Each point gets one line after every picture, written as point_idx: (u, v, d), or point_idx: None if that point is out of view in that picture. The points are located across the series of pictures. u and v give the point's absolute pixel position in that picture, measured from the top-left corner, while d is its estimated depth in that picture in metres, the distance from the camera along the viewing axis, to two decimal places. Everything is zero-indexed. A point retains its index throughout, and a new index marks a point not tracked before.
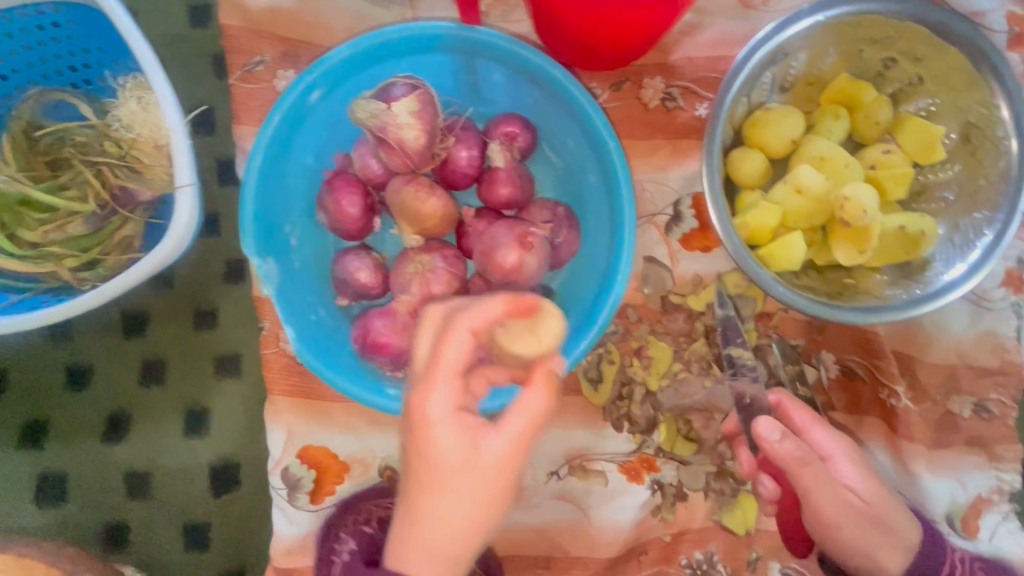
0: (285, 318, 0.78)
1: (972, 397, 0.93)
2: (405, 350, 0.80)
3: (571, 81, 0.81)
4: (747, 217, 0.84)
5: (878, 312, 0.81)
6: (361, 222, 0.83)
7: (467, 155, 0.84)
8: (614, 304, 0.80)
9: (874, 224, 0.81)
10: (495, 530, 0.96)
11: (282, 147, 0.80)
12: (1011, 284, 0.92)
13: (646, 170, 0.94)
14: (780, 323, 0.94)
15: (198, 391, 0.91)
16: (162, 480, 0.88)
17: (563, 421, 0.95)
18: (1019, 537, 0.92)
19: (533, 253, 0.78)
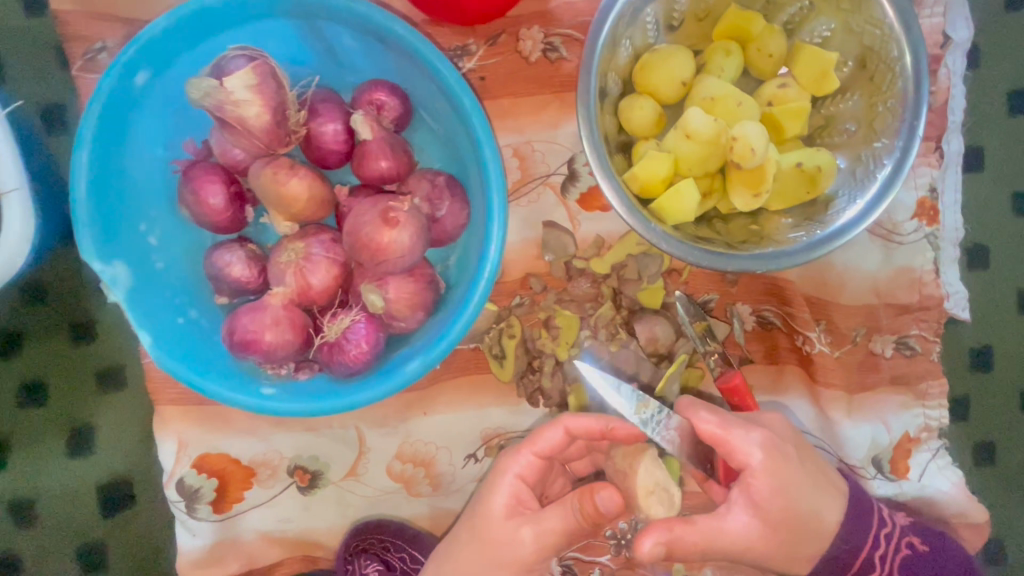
0: (140, 323, 0.74)
1: (892, 336, 0.90)
2: (279, 346, 0.75)
3: (417, 37, 0.74)
4: (634, 170, 0.78)
5: (774, 259, 0.76)
6: (228, 212, 0.77)
7: (332, 129, 0.77)
8: (491, 276, 0.75)
9: (767, 163, 0.76)
10: (415, 521, 0.91)
11: (116, 140, 0.75)
12: (923, 215, 0.89)
13: (535, 129, 0.89)
14: (690, 279, 0.90)
15: (78, 410, 0.89)
16: (48, 505, 0.89)
17: (475, 401, 0.89)
18: (948, 473, 0.90)
19: (403, 229, 0.73)
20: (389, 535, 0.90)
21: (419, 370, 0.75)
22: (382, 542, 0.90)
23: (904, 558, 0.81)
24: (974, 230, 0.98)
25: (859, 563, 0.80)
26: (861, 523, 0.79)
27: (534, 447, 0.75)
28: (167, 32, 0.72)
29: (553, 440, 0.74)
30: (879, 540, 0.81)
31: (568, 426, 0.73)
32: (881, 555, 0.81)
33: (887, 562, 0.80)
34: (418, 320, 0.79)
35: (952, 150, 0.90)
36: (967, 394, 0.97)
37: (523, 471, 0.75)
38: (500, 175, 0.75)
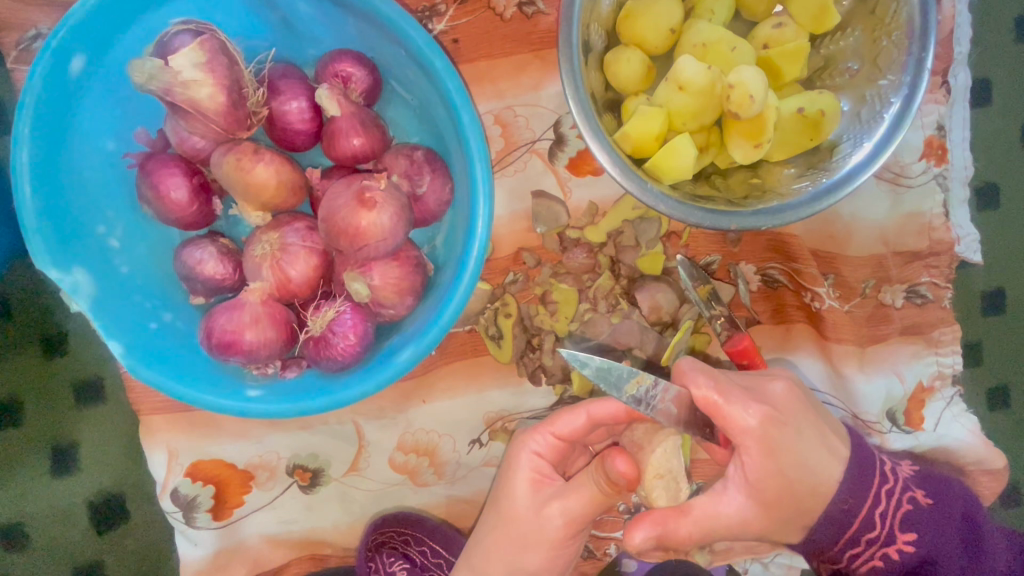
0: (107, 332, 0.69)
1: (903, 285, 0.86)
2: (262, 344, 0.70)
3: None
4: (626, 129, 0.72)
5: (780, 213, 0.72)
6: (194, 206, 0.71)
7: (296, 107, 0.70)
8: (480, 253, 0.70)
9: (767, 111, 0.70)
10: (423, 510, 0.89)
11: (59, 135, 0.69)
12: (931, 155, 0.85)
13: (516, 93, 0.83)
14: (690, 241, 0.85)
15: (57, 428, 0.88)
16: (38, 526, 0.89)
17: (475, 384, 0.86)
18: (964, 421, 0.88)
19: (382, 210, 0.67)
20: (410, 530, 0.90)
21: (412, 359, 0.71)
22: (403, 536, 0.90)
23: (906, 515, 0.75)
24: (983, 168, 0.93)
25: (858, 523, 0.73)
26: (860, 481, 0.73)
27: (553, 428, 0.73)
28: (99, 9, 0.66)
29: (576, 423, 0.72)
30: (878, 497, 0.74)
31: (591, 411, 0.71)
32: (881, 514, 0.74)
33: (889, 521, 0.74)
34: (407, 307, 0.74)
35: (960, 84, 0.85)
36: (980, 339, 0.95)
37: (540, 450, 0.74)
38: (481, 142, 0.69)
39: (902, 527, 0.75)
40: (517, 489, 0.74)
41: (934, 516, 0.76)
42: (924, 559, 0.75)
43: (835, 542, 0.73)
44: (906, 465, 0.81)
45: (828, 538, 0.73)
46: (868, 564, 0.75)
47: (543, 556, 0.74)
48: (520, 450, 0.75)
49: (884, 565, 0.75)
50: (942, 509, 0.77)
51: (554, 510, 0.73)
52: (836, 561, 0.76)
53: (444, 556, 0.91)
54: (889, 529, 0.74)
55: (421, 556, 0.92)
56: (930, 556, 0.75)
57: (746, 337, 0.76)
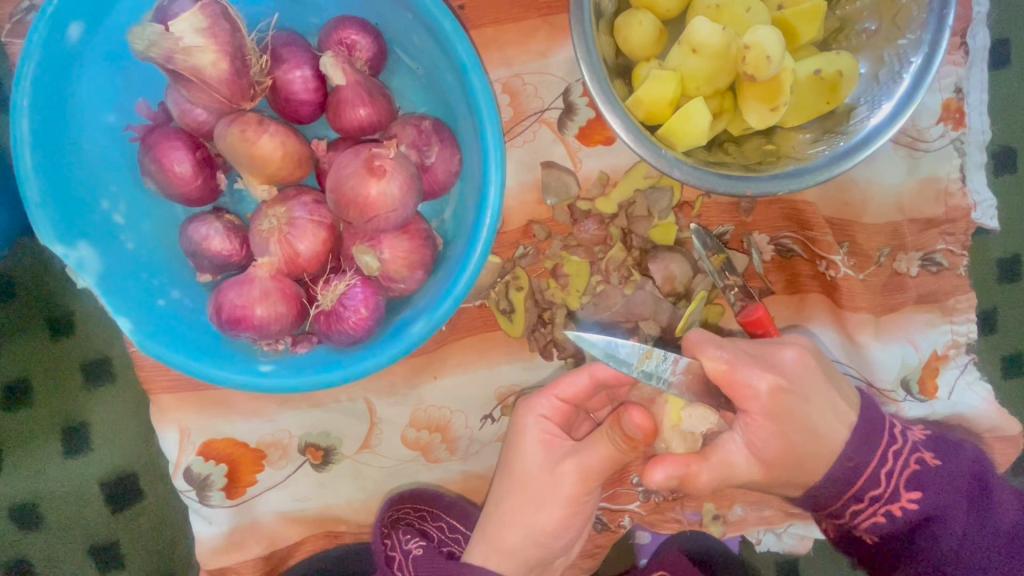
0: (115, 308, 0.68)
1: (918, 253, 0.85)
2: (272, 320, 0.69)
3: None
4: (638, 94, 0.71)
5: (797, 177, 0.70)
6: (199, 181, 0.69)
7: (301, 76, 0.69)
8: (492, 223, 0.68)
9: (783, 72, 0.68)
10: (436, 486, 0.88)
11: (58, 107, 0.67)
12: (949, 119, 0.84)
13: (524, 60, 0.81)
14: (703, 210, 0.84)
15: (67, 409, 0.88)
16: (51, 508, 0.89)
17: (486, 359, 0.85)
18: (978, 389, 0.87)
19: (391, 178, 0.66)
20: (426, 505, 0.89)
21: (424, 332, 0.70)
22: (419, 512, 0.89)
23: (912, 474, 0.76)
24: (1001, 131, 0.92)
25: (863, 479, 0.74)
26: (868, 441, 0.73)
27: (555, 392, 0.73)
28: None
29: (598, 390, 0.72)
30: (886, 455, 0.74)
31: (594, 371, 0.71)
32: (887, 471, 0.74)
33: (894, 479, 0.75)
34: (418, 280, 0.73)
35: (977, 45, 0.84)
36: (995, 306, 0.94)
37: (545, 414, 0.74)
38: (492, 107, 0.67)
39: (908, 485, 0.75)
40: (525, 453, 0.75)
41: (937, 474, 0.77)
42: (927, 513, 0.76)
43: (839, 498, 0.74)
44: (919, 428, 0.81)
45: (832, 494, 0.74)
46: (871, 519, 0.76)
47: (557, 520, 0.75)
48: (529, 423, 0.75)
49: (887, 520, 0.76)
50: (946, 467, 0.77)
51: (570, 476, 0.74)
52: (839, 516, 0.77)
53: (461, 530, 0.90)
54: (895, 487, 0.75)
55: (438, 535, 0.90)
56: (933, 511, 0.76)
57: (762, 308, 0.74)
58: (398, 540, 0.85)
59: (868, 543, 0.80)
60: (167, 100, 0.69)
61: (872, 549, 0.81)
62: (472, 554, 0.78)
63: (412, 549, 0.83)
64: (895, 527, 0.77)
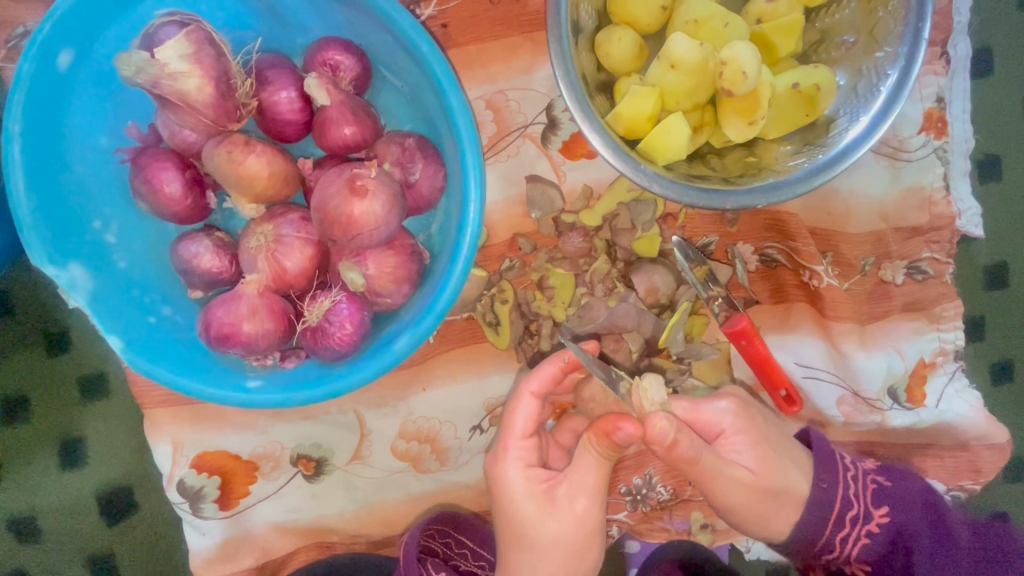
0: (106, 326, 0.70)
1: (903, 261, 0.85)
2: (260, 336, 0.70)
3: None
4: (618, 110, 0.72)
5: (775, 190, 0.71)
6: (189, 200, 0.71)
7: (286, 97, 0.70)
8: (474, 239, 0.70)
9: (760, 86, 0.69)
10: (426, 497, 0.89)
11: (51, 131, 0.69)
12: (931, 128, 0.84)
13: (508, 76, 0.82)
14: (687, 222, 0.85)
15: (64, 423, 0.90)
16: (49, 520, 0.91)
17: (474, 371, 0.86)
18: (966, 397, 0.87)
19: (374, 197, 0.67)
20: (439, 525, 0.88)
21: (408, 347, 0.71)
22: (432, 533, 0.87)
23: (875, 492, 0.78)
24: (985, 140, 0.92)
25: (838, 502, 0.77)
26: (828, 461, 0.78)
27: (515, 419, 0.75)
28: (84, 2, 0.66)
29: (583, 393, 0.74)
30: (847, 478, 0.78)
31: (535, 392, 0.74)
32: (854, 493, 0.78)
33: (863, 498, 0.77)
34: (404, 295, 0.74)
35: (958, 55, 0.84)
36: (983, 313, 0.94)
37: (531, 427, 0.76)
38: (471, 126, 0.69)
39: (876, 502, 0.77)
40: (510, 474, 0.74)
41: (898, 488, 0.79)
42: (901, 534, 0.77)
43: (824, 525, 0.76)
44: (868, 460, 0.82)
45: (817, 525, 0.77)
46: (859, 545, 0.77)
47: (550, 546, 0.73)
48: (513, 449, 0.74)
49: (872, 545, 0.77)
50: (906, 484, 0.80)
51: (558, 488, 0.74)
52: (831, 549, 0.78)
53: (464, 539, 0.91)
54: (866, 505, 0.77)
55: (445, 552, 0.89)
56: (904, 532, 0.77)
57: (745, 319, 0.75)
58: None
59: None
60: (156, 123, 0.71)
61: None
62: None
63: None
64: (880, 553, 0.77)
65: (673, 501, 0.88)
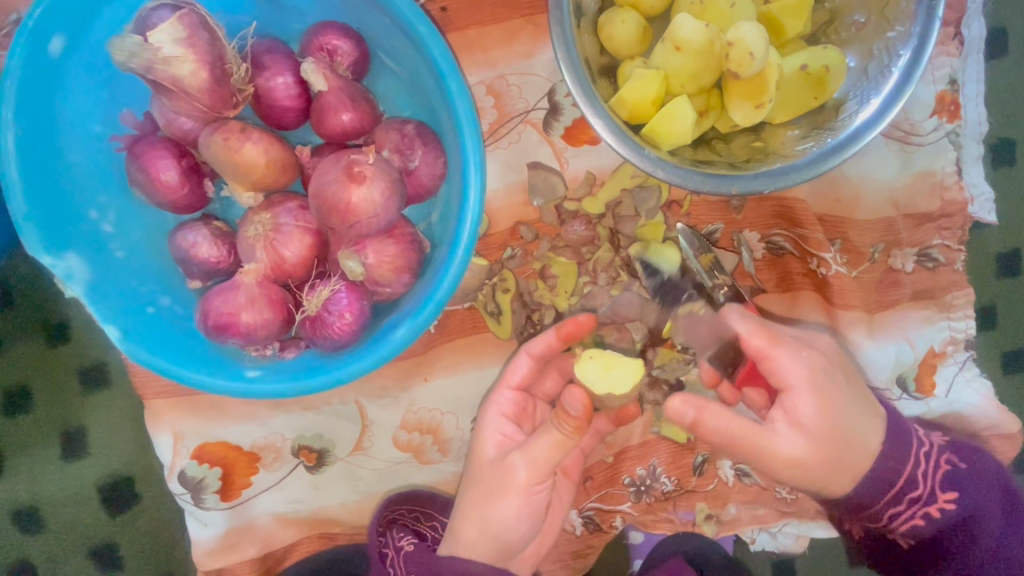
0: (103, 316, 0.69)
1: (913, 249, 0.84)
2: (258, 325, 0.69)
3: None
4: (621, 93, 0.70)
5: (783, 175, 0.69)
6: (186, 189, 0.70)
7: (283, 83, 0.69)
8: (474, 226, 0.68)
9: (768, 68, 0.67)
10: (428, 487, 0.88)
11: (44, 120, 0.69)
12: (943, 111, 0.82)
13: (508, 61, 0.81)
14: (691, 209, 0.83)
15: (65, 414, 0.90)
16: (51, 511, 0.91)
17: (476, 361, 0.85)
18: (977, 386, 0.85)
19: (373, 184, 0.66)
20: (419, 505, 0.88)
21: (408, 336, 0.71)
22: (412, 512, 0.87)
23: (946, 472, 0.78)
24: (999, 123, 0.90)
25: (903, 482, 0.76)
26: (904, 439, 0.76)
27: (510, 383, 0.79)
28: None
29: (547, 342, 0.77)
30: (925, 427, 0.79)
31: (529, 351, 0.78)
32: (923, 472, 0.77)
33: (931, 479, 0.77)
34: (404, 285, 0.73)
35: (972, 35, 0.82)
36: (994, 302, 0.92)
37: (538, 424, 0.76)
38: (471, 111, 0.67)
39: (945, 485, 0.77)
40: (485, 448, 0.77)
41: (969, 467, 0.79)
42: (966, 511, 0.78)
43: (879, 500, 0.76)
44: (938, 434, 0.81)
45: (874, 498, 0.76)
46: (909, 523, 0.78)
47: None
48: (500, 402, 0.79)
49: (925, 523, 0.78)
50: (976, 465, 0.80)
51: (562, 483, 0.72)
52: (876, 520, 0.78)
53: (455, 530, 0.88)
54: (932, 486, 0.77)
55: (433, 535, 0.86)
56: (971, 512, 0.78)
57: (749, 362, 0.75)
58: (392, 538, 0.82)
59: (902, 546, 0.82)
60: (152, 110, 0.70)
61: (908, 554, 0.82)
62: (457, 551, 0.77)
63: (403, 547, 0.81)
64: (932, 530, 0.78)
65: (678, 491, 0.87)
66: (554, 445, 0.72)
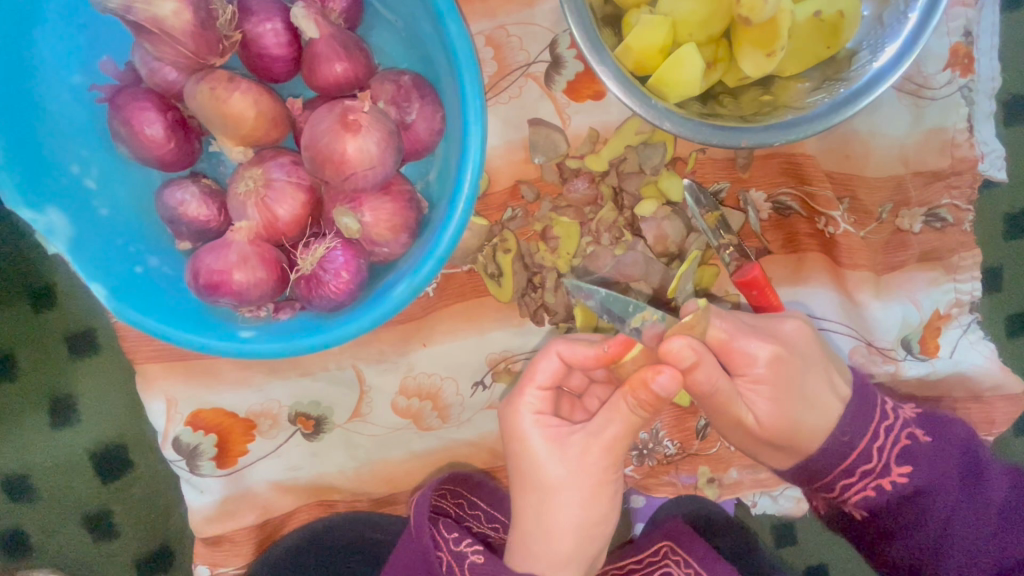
0: (88, 275, 0.66)
1: (922, 209, 0.82)
2: (251, 285, 0.67)
3: None
4: (627, 41, 0.67)
5: (794, 127, 0.67)
6: (172, 144, 0.67)
7: (271, 29, 0.65)
8: (474, 180, 0.66)
9: (782, 13, 0.64)
10: (429, 455, 0.87)
11: (18, 67, 0.65)
12: (957, 64, 0.80)
13: (508, 11, 0.78)
14: (697, 167, 0.81)
15: (54, 381, 0.88)
16: (43, 479, 0.90)
17: (476, 326, 0.83)
18: (981, 347, 0.85)
19: (368, 134, 0.63)
20: (451, 485, 0.84)
21: (407, 295, 0.69)
22: (444, 492, 0.83)
23: (903, 448, 0.74)
24: (1011, 80, 0.89)
25: (855, 455, 0.73)
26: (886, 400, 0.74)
27: (535, 380, 0.70)
28: None
29: (587, 352, 0.68)
30: (889, 412, 0.76)
31: (561, 351, 0.69)
32: (878, 446, 0.74)
33: (885, 453, 0.74)
34: (402, 245, 0.71)
35: None
36: (1001, 263, 0.92)
37: (539, 407, 0.70)
38: (471, 58, 0.64)
39: (899, 460, 0.74)
40: (540, 454, 0.68)
41: (930, 446, 0.76)
42: (918, 487, 0.74)
43: (832, 470, 0.73)
44: (908, 407, 0.79)
45: (824, 467, 0.74)
46: (861, 494, 0.75)
47: None
48: (528, 403, 0.70)
49: (877, 495, 0.75)
50: (938, 445, 0.76)
51: None
52: (829, 490, 0.76)
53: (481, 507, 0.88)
54: (884, 461, 0.74)
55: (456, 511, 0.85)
56: (927, 488, 0.74)
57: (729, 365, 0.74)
58: (442, 537, 0.75)
59: (857, 520, 0.78)
60: (133, 58, 0.67)
61: (866, 532, 0.79)
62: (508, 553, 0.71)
63: (467, 555, 0.73)
64: (882, 502, 0.75)
65: (680, 455, 0.87)
66: None
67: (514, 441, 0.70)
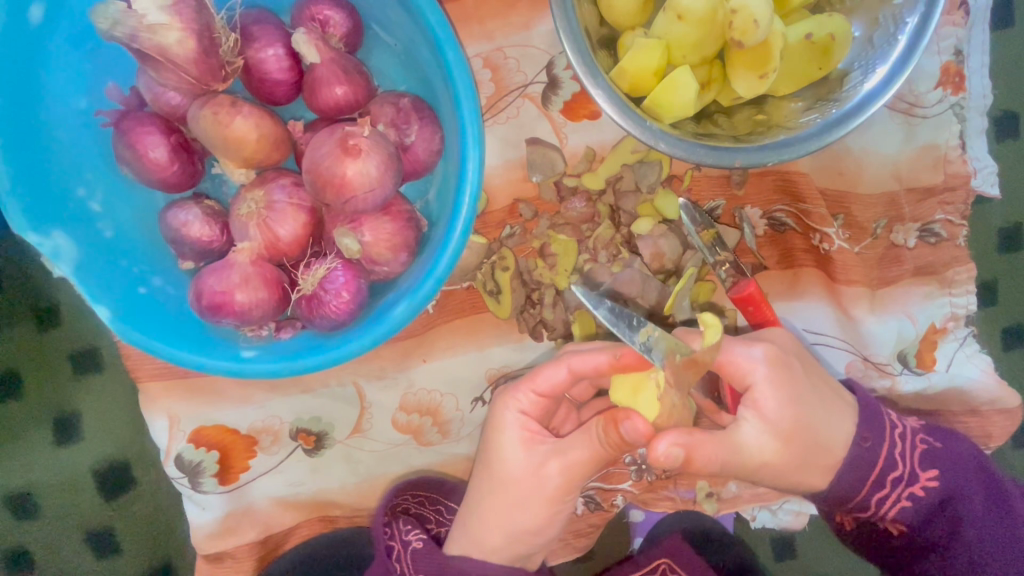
0: (93, 296, 0.68)
1: (916, 224, 0.83)
2: (253, 305, 0.68)
3: None
4: (622, 65, 0.68)
5: (787, 147, 0.68)
6: (175, 166, 0.68)
7: (273, 55, 0.66)
8: (472, 202, 0.67)
9: (773, 37, 0.65)
10: (429, 470, 0.87)
11: (27, 93, 0.67)
12: (948, 83, 0.81)
13: (505, 33, 0.80)
14: (693, 184, 0.82)
15: (58, 398, 0.89)
16: (46, 496, 0.91)
17: (475, 342, 0.84)
18: (978, 361, 0.85)
19: (368, 157, 0.64)
20: (424, 491, 0.87)
21: (407, 314, 0.70)
22: (417, 497, 0.86)
23: (925, 454, 0.76)
24: (1002, 96, 0.91)
25: (881, 464, 0.74)
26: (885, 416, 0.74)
27: (534, 385, 0.71)
28: None
29: (597, 361, 0.68)
30: (896, 439, 0.75)
31: (572, 365, 0.69)
32: (901, 454, 0.75)
33: (909, 461, 0.75)
34: (402, 264, 0.72)
35: (978, 5, 0.82)
36: (996, 277, 0.93)
37: (525, 408, 0.71)
38: (469, 82, 0.66)
39: (923, 465, 0.75)
40: (508, 453, 0.71)
41: (948, 449, 0.77)
42: (947, 494, 0.76)
43: (860, 489, 0.73)
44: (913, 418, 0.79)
45: (853, 487, 0.73)
46: (897, 505, 0.76)
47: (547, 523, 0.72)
48: (517, 402, 0.71)
49: (910, 503, 0.76)
50: (954, 449, 0.78)
51: (576, 468, 0.71)
52: (864, 508, 0.76)
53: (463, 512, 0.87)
54: (911, 467, 0.75)
55: (436, 518, 0.86)
56: (953, 493, 0.77)
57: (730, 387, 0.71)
58: (399, 529, 0.81)
59: (894, 533, 0.79)
60: (138, 84, 0.68)
61: (898, 540, 0.80)
62: (458, 547, 0.77)
63: (412, 542, 0.79)
64: (917, 511, 0.76)
65: (679, 469, 0.87)
66: (597, 457, 0.69)
67: (494, 448, 0.72)
